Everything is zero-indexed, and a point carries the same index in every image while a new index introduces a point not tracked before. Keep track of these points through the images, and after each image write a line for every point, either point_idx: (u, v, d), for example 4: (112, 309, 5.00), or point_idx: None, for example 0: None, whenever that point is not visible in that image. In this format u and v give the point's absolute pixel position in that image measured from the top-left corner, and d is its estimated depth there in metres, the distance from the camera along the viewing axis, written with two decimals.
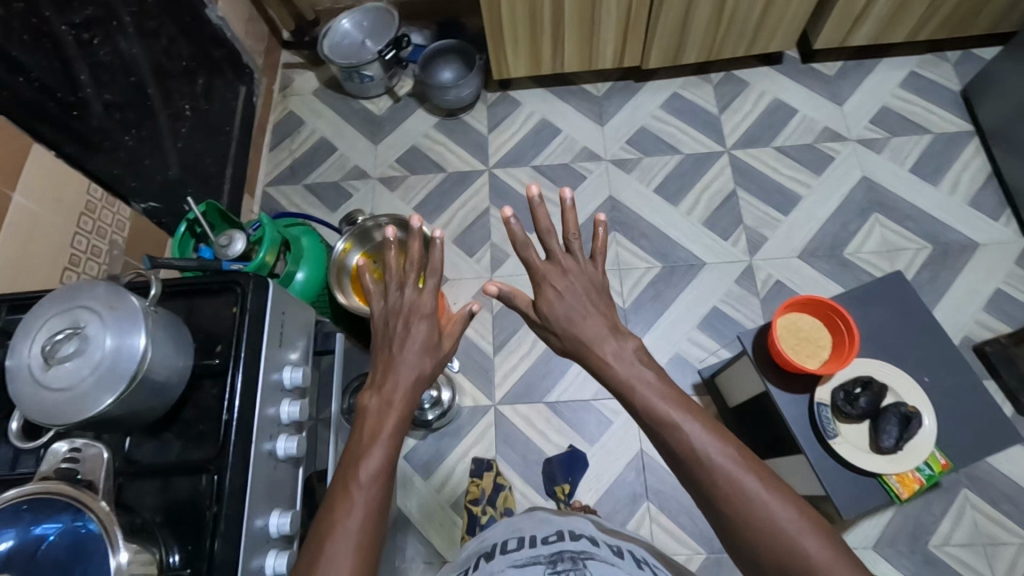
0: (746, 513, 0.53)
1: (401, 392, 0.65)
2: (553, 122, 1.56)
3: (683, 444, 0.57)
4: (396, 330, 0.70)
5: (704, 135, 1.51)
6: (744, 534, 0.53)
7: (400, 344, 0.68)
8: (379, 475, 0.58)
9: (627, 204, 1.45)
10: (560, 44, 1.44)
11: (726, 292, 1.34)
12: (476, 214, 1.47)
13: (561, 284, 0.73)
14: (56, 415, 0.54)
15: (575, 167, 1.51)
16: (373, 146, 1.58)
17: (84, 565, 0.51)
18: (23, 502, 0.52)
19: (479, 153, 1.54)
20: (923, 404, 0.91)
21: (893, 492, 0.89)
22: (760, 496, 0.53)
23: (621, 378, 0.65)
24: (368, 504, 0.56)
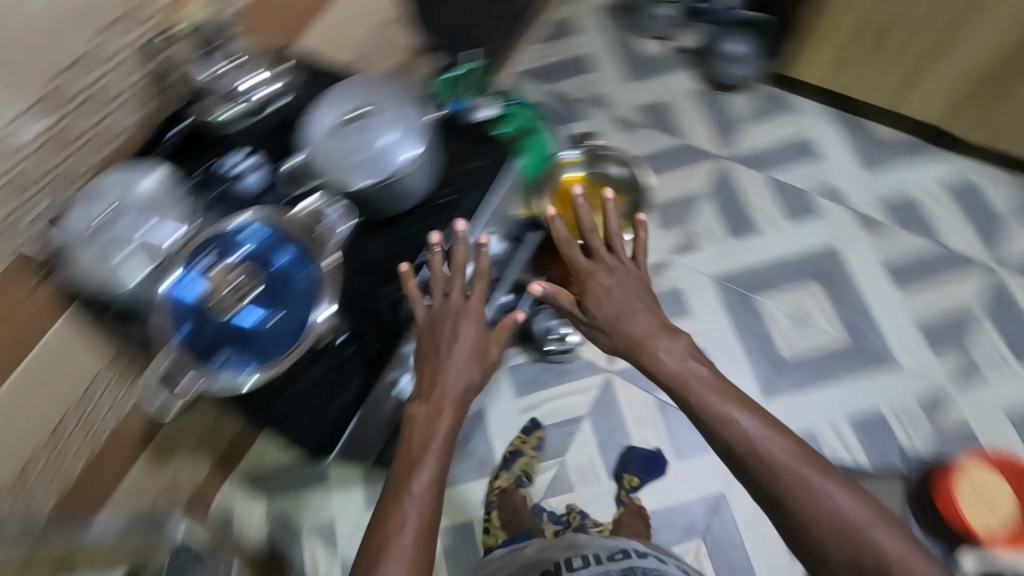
0: (814, 507, 0.61)
1: (453, 395, 0.65)
2: (814, 145, 1.43)
3: (744, 440, 0.66)
4: (444, 337, 0.66)
5: (974, 237, 1.30)
6: (812, 535, 0.61)
7: (450, 355, 0.66)
8: (433, 487, 0.60)
9: (845, 262, 1.31)
10: (885, 64, 1.28)
11: (898, 403, 1.19)
12: (687, 194, 1.41)
13: (607, 282, 0.80)
14: (318, 164, 0.63)
15: (812, 198, 1.38)
16: (627, 83, 1.55)
17: (291, 302, 0.60)
18: (268, 222, 0.61)
19: (722, 139, 1.47)
20: None
21: None
22: (818, 487, 0.62)
23: (671, 376, 0.74)
24: (425, 510, 0.59)
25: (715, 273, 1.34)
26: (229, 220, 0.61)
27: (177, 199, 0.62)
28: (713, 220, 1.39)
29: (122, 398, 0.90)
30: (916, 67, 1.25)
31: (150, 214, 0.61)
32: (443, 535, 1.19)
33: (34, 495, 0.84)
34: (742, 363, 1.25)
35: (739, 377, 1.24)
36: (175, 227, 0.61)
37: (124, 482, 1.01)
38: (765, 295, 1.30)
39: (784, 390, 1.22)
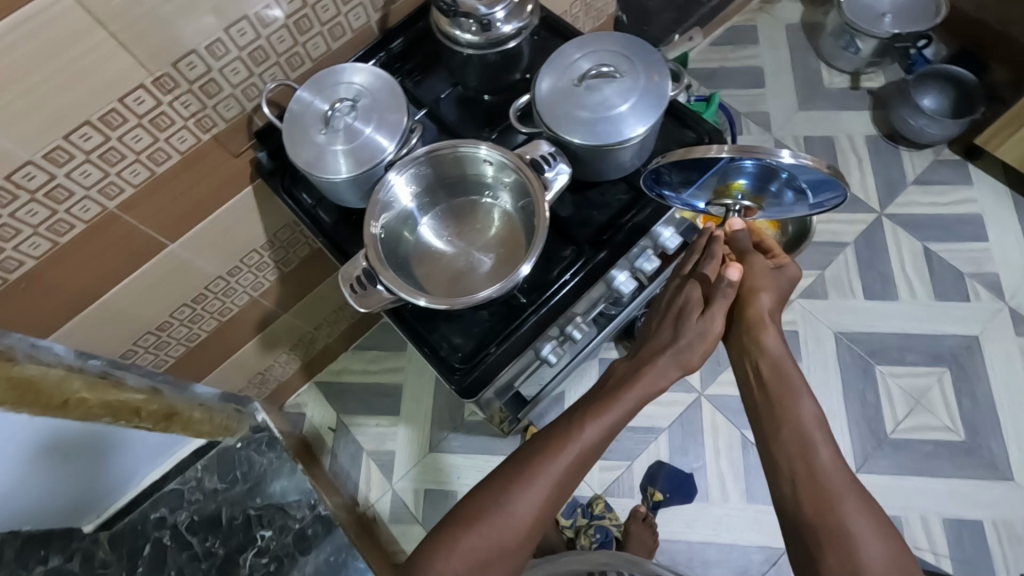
0: (851, 536, 0.51)
1: (666, 381, 0.62)
2: (985, 225, 1.31)
3: (828, 459, 0.55)
4: (697, 327, 0.62)
5: None
6: (843, 565, 0.50)
7: (683, 345, 0.62)
8: (598, 441, 0.58)
9: (986, 358, 1.20)
10: None
11: (1005, 521, 1.10)
12: (831, 240, 1.33)
13: (766, 279, 0.64)
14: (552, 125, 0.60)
15: (967, 281, 1.27)
16: (796, 109, 1.46)
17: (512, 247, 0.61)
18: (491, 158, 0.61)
19: (884, 192, 1.36)
20: None
21: None
22: (869, 513, 0.52)
23: (767, 361, 0.61)
24: (589, 456, 0.58)
25: (841, 328, 1.26)
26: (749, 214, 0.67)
27: (399, 108, 0.62)
28: (848, 268, 1.30)
29: (260, 280, 0.93)
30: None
31: (374, 118, 0.62)
32: None
33: (164, 344, 0.89)
34: (843, 427, 1.18)
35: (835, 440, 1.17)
36: (392, 134, 0.61)
37: (232, 357, 1.05)
38: (887, 367, 1.22)
39: (881, 470, 1.15)
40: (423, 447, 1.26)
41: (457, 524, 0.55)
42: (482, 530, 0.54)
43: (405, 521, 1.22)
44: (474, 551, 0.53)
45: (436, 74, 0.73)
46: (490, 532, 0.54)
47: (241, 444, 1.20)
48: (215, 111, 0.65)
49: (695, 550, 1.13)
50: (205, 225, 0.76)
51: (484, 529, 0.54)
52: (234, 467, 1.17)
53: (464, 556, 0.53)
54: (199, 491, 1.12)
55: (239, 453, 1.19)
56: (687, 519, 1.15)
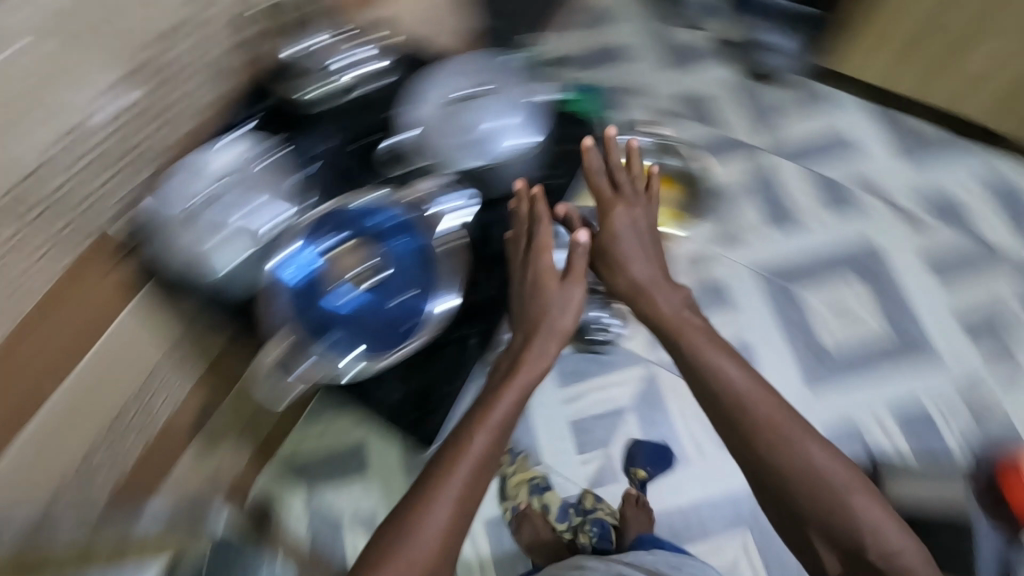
0: (790, 457, 0.76)
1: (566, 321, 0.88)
2: (852, 138, 1.43)
3: (696, 337, 0.88)
4: (558, 300, 0.88)
5: (1005, 230, 1.33)
6: (781, 461, 0.76)
7: (555, 314, 0.87)
8: (485, 452, 0.75)
9: (887, 256, 1.31)
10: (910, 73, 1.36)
11: (941, 396, 1.20)
12: (727, 185, 1.40)
13: (624, 222, 0.97)
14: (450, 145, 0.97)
15: (852, 191, 1.38)
16: (663, 73, 1.53)
17: None
18: None
19: (761, 130, 1.45)
20: None
21: None
22: (801, 441, 0.76)
23: (676, 318, 0.90)
24: (469, 475, 0.72)
25: (758, 266, 1.33)
26: None
27: None
28: (750, 207, 1.38)
29: (172, 395, 0.87)
30: (1014, 90, 1.28)
31: None
32: (483, 527, 1.17)
33: (88, 485, 0.80)
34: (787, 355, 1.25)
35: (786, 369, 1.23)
36: None
37: (171, 472, 0.95)
38: (808, 288, 1.30)
39: (828, 382, 1.22)
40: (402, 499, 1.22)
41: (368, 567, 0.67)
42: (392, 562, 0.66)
43: None
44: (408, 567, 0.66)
45: None
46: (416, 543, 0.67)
47: None
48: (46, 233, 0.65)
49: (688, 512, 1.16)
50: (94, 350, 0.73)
51: (419, 537, 0.67)
52: None
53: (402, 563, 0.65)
54: None
55: None
56: (672, 486, 1.18)
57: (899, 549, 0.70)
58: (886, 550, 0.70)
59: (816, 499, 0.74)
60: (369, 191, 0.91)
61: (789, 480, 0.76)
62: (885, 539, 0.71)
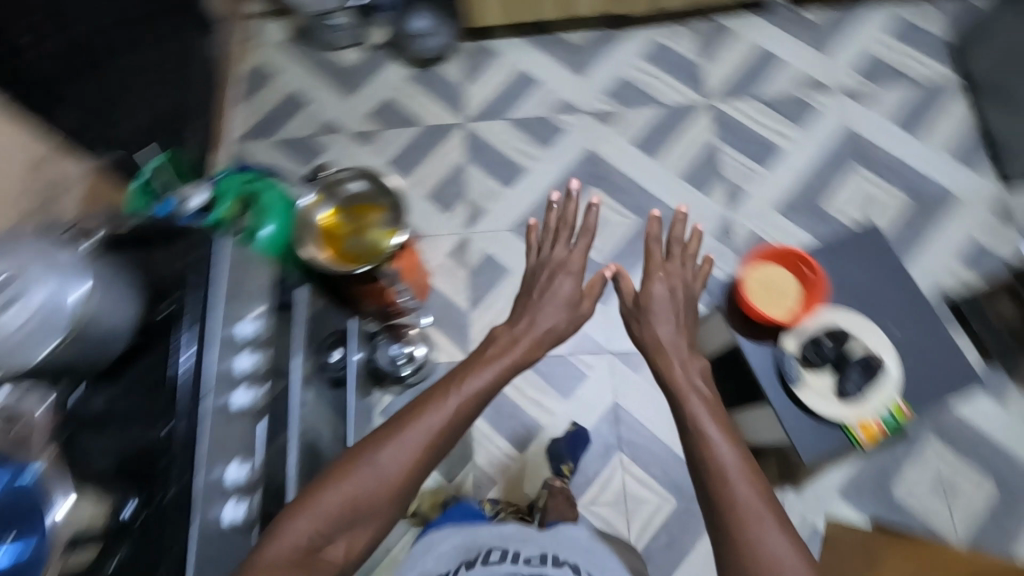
0: (753, 531, 0.59)
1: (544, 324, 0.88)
2: (530, 74, 1.52)
3: (675, 368, 0.81)
4: (557, 280, 0.94)
5: (683, 85, 1.47)
6: (743, 544, 0.59)
7: (547, 289, 0.93)
8: (463, 405, 0.70)
9: (606, 158, 1.42)
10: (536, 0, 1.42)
11: (703, 247, 1.33)
12: (451, 169, 1.44)
13: (662, 282, 0.92)
14: None
15: (552, 119, 1.47)
16: (345, 100, 1.54)
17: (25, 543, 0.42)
18: None
19: (454, 106, 1.50)
20: (889, 351, 0.89)
21: (854, 439, 0.87)
22: (704, 422, 0.70)
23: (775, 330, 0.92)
24: (427, 429, 0.67)
25: (512, 224, 1.38)
26: None
27: None
28: (480, 178, 1.43)
29: None
30: None
31: None
32: None
33: None
34: None
35: None
36: None
37: None
38: None
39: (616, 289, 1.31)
40: None
41: (328, 477, 0.63)
42: (350, 482, 0.62)
43: None
44: (323, 518, 0.61)
45: None
46: (354, 487, 0.62)
47: None
48: None
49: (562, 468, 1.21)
50: None
51: (348, 487, 0.62)
52: None
53: (307, 520, 0.60)
54: None
55: None
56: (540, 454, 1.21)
57: None
58: None
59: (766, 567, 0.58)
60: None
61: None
62: None
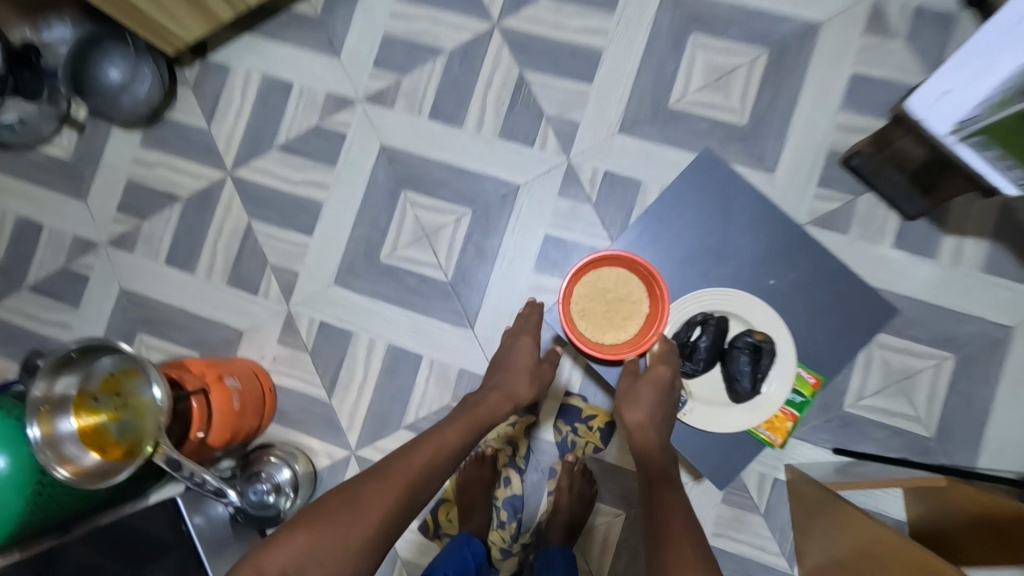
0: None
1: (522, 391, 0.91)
2: (279, 77, 1.18)
3: (653, 439, 0.80)
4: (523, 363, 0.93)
5: (460, 13, 1.14)
6: None
7: (518, 357, 0.94)
8: (440, 458, 0.79)
9: (406, 149, 1.13)
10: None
11: (554, 213, 1.09)
12: (238, 240, 1.16)
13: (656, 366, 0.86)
14: None
15: (326, 126, 1.16)
16: (84, 203, 1.22)
17: None
18: None
19: (210, 157, 1.19)
20: (769, 325, 0.93)
21: (768, 441, 0.96)
22: (669, 501, 0.72)
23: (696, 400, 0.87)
24: (405, 482, 0.75)
25: (332, 278, 1.13)
26: None
27: None
28: (276, 236, 1.15)
29: None
30: None
31: None
32: None
33: None
34: (428, 321, 1.10)
35: (439, 334, 1.10)
36: None
37: None
38: (386, 248, 1.12)
39: (476, 306, 1.09)
40: None
41: (303, 523, 0.71)
42: (322, 523, 0.70)
43: None
44: (294, 557, 0.67)
45: None
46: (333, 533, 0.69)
47: None
48: None
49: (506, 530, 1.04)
50: None
51: (316, 531, 0.69)
52: None
53: (276, 559, 0.67)
54: None
55: None
56: None
57: None
58: None
59: None
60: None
61: None
62: None
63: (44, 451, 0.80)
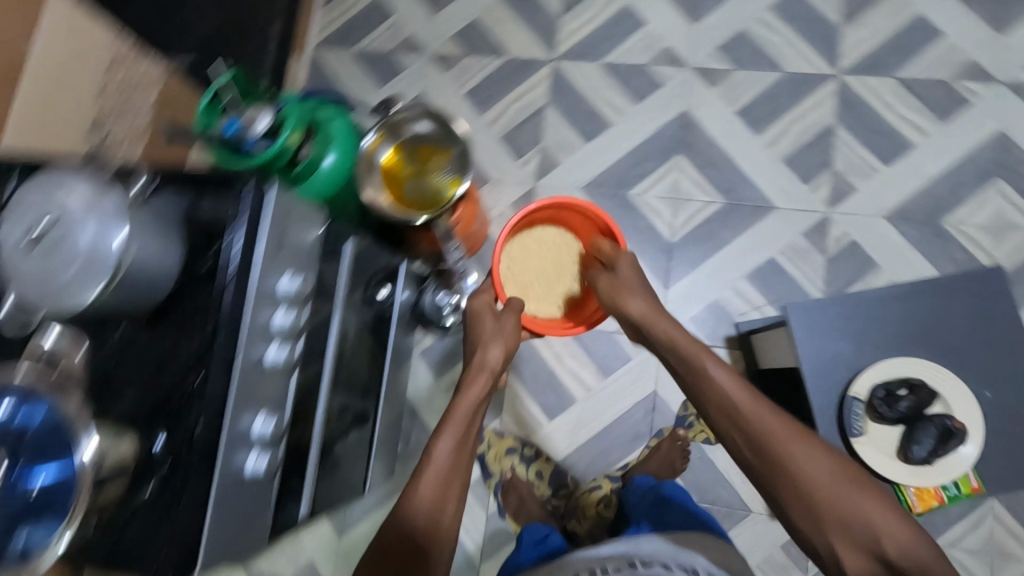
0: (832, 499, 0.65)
1: (495, 359, 0.92)
2: (637, 11, 1.34)
3: (700, 366, 0.78)
4: (489, 324, 0.94)
5: (813, 49, 1.26)
6: (830, 505, 0.65)
7: (481, 322, 0.96)
8: (449, 446, 0.80)
9: (703, 125, 1.27)
10: None
11: (789, 245, 1.20)
12: (528, 113, 1.33)
13: (668, 320, 0.87)
14: (22, 293, 0.54)
15: (650, 70, 1.31)
16: (431, 15, 1.41)
17: (49, 449, 0.52)
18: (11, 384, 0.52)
19: (546, 39, 1.36)
20: (972, 409, 0.87)
21: (907, 504, 0.90)
22: (760, 411, 0.71)
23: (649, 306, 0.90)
24: (433, 475, 0.76)
25: (582, 184, 1.29)
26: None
27: None
28: (558, 126, 1.32)
29: None
30: None
31: None
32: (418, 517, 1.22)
33: None
34: None
35: None
36: None
37: None
38: (638, 188, 1.27)
39: (679, 273, 1.22)
40: (335, 534, 1.27)
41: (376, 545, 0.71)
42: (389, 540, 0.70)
43: None
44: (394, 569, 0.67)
45: None
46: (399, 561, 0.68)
47: None
48: None
49: (596, 455, 1.19)
50: None
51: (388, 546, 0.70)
52: None
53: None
54: None
55: None
56: (568, 430, 1.20)
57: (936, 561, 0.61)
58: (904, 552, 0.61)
59: (853, 533, 0.63)
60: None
61: (835, 537, 0.64)
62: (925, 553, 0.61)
63: (361, 170, 1.00)
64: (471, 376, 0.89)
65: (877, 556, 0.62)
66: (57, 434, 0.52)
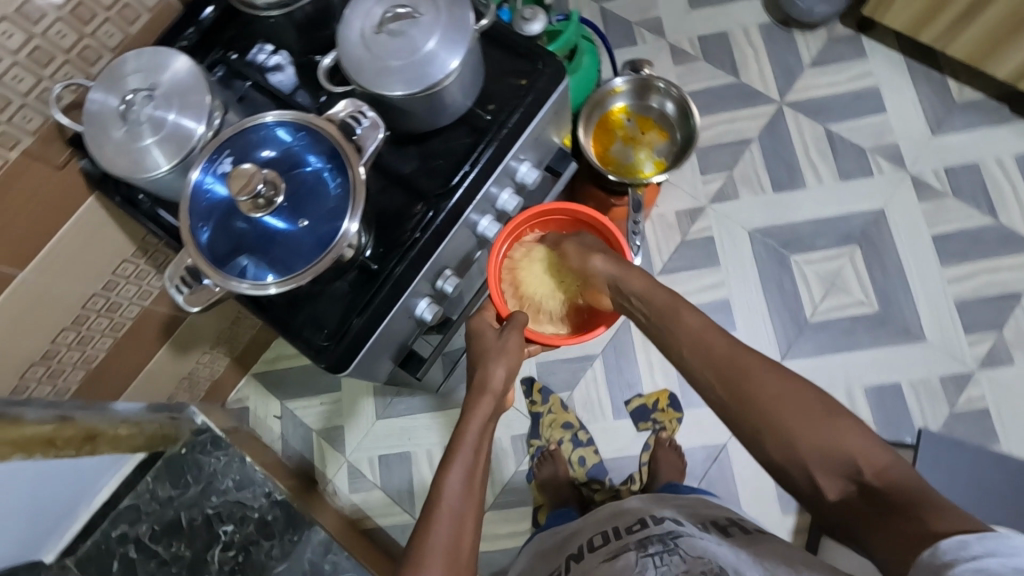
0: (838, 438, 0.54)
1: (499, 380, 0.71)
2: (883, 97, 1.31)
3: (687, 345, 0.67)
4: (488, 335, 0.77)
5: None
6: (825, 452, 0.54)
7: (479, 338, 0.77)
8: (464, 475, 0.61)
9: (893, 231, 1.24)
10: (952, 36, 1.19)
11: (921, 380, 1.16)
12: (733, 138, 1.33)
13: (687, 311, 0.70)
14: (349, 61, 0.57)
15: (869, 156, 1.28)
16: (687, 7, 1.41)
17: (317, 204, 0.57)
18: (302, 129, 0.58)
19: (784, 81, 1.34)
20: None
21: None
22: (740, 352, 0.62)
23: (659, 296, 0.74)
24: (455, 508, 0.58)
25: (751, 226, 1.28)
26: (259, 121, 0.58)
27: (201, 89, 0.58)
28: (755, 163, 1.31)
29: (141, 269, 0.86)
30: None
31: (175, 104, 0.57)
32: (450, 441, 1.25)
33: (88, 338, 0.85)
34: (764, 319, 1.23)
35: (761, 336, 1.22)
36: (198, 115, 0.57)
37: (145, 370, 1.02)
38: (803, 256, 1.25)
39: (802, 351, 1.20)
40: (370, 415, 1.31)
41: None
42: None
43: (364, 488, 1.27)
44: None
45: (240, 39, 0.70)
46: None
47: (184, 449, 1.11)
48: (46, 39, 0.60)
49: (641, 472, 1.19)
50: (56, 242, 0.71)
51: None
52: (184, 471, 1.09)
53: None
54: (154, 501, 1.05)
55: (185, 458, 1.10)
56: (626, 436, 1.20)
57: (921, 489, 0.49)
58: (886, 468, 0.52)
59: (831, 469, 0.54)
60: (300, 114, 0.58)
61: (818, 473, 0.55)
62: (914, 480, 0.51)
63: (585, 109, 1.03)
64: (471, 400, 0.68)
65: (859, 484, 0.52)
66: (316, 193, 0.57)
